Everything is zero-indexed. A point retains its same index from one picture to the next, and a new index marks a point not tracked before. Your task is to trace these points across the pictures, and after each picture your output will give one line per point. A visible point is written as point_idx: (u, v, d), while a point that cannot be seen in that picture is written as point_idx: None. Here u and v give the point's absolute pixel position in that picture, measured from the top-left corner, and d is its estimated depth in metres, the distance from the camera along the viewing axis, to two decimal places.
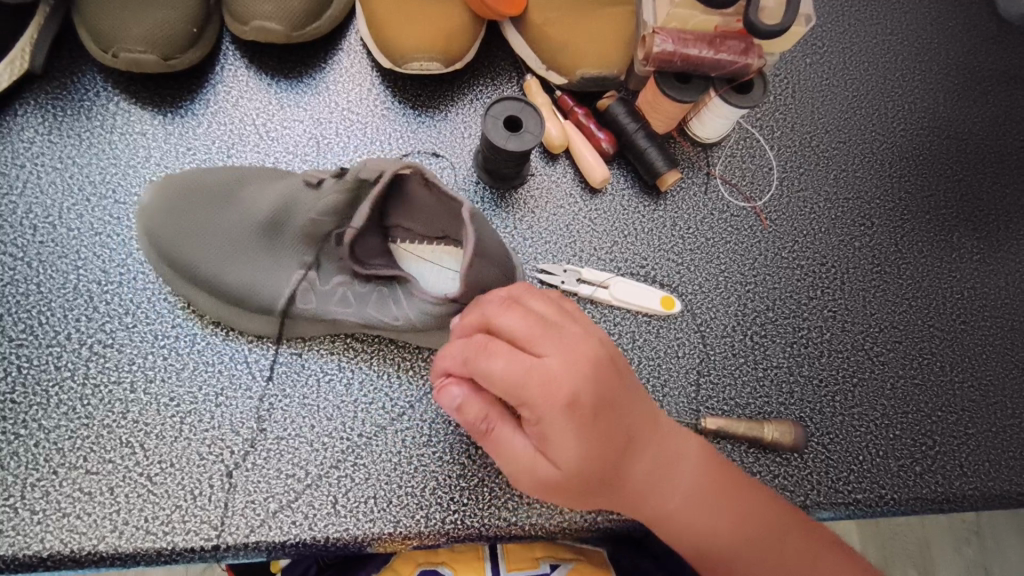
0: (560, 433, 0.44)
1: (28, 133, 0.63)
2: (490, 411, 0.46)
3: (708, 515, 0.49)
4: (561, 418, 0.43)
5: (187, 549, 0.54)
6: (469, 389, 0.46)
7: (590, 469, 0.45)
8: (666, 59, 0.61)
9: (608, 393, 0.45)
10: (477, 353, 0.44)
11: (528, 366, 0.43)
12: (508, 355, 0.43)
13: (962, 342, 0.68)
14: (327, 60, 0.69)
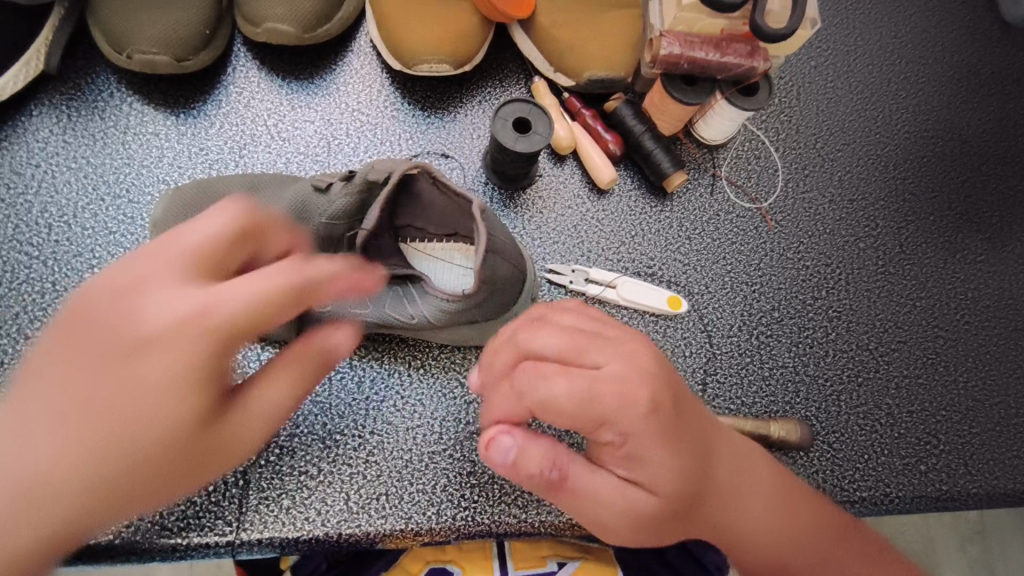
0: (647, 446, 0.42)
1: (43, 134, 0.64)
2: (554, 453, 0.44)
3: (790, 516, 0.48)
4: (644, 429, 0.42)
5: (202, 545, 0.55)
6: (523, 437, 0.44)
7: (683, 486, 0.44)
8: (672, 62, 0.62)
9: (676, 392, 0.44)
10: (536, 379, 0.43)
11: (591, 379, 0.42)
12: (566, 376, 0.42)
13: (966, 342, 0.69)
14: (338, 62, 0.70)
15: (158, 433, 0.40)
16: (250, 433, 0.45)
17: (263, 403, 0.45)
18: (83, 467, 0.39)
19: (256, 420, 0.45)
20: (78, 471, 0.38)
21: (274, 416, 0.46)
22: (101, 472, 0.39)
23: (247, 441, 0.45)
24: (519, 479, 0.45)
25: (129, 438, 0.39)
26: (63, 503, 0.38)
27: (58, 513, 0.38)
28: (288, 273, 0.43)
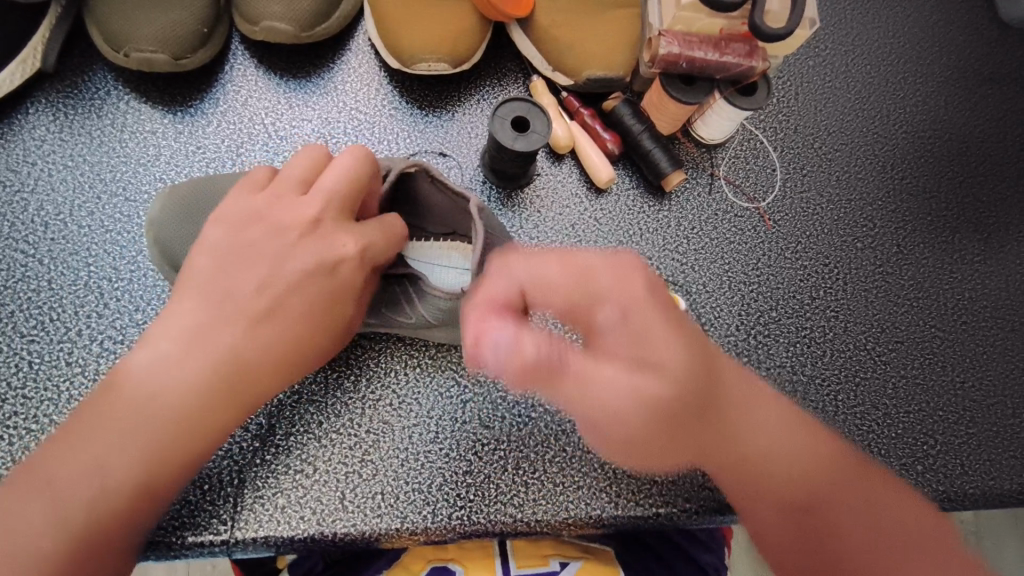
0: (637, 330, 0.47)
1: (39, 132, 0.64)
2: (542, 341, 0.45)
3: (795, 442, 0.50)
4: (630, 313, 0.48)
5: (197, 544, 0.55)
6: (513, 330, 0.45)
7: (673, 385, 0.47)
8: (671, 61, 0.62)
9: (661, 299, 0.49)
10: (531, 271, 0.49)
11: (577, 273, 0.49)
12: (557, 270, 0.49)
13: (963, 342, 0.68)
14: (335, 60, 0.70)
15: (285, 363, 0.49)
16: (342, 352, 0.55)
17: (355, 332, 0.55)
18: (229, 398, 0.47)
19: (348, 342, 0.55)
20: (224, 405, 0.47)
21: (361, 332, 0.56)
22: (240, 402, 0.48)
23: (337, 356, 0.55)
24: (506, 367, 0.46)
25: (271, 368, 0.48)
26: (213, 428, 0.47)
27: (210, 433, 0.47)
28: (398, 232, 0.53)
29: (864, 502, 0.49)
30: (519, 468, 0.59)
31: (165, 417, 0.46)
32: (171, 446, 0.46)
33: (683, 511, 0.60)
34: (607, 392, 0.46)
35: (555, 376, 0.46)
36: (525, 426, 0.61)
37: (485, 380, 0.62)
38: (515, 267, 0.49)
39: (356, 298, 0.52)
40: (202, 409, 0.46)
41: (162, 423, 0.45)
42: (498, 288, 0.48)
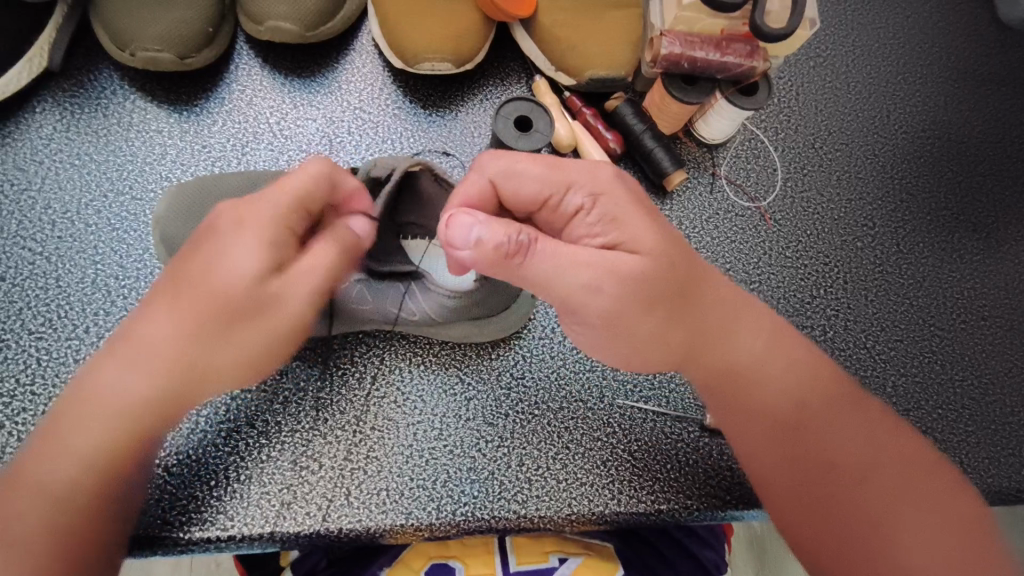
0: (617, 226, 0.50)
1: (46, 130, 0.64)
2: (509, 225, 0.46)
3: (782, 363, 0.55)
4: (609, 209, 0.50)
5: (202, 540, 0.55)
6: (483, 217, 0.47)
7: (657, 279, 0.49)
8: (673, 61, 0.63)
9: (637, 200, 0.51)
10: (507, 171, 0.51)
11: (551, 170, 0.50)
12: (533, 171, 0.51)
13: (962, 341, 0.69)
14: (339, 60, 0.70)
15: (199, 332, 0.49)
16: (279, 318, 0.51)
17: (296, 296, 0.51)
18: (145, 373, 0.49)
19: (285, 308, 0.51)
20: (141, 380, 0.49)
21: (304, 296, 0.51)
22: (157, 376, 0.50)
23: (276, 324, 0.52)
24: (478, 255, 0.47)
25: (180, 339, 0.49)
26: (129, 407, 0.49)
27: (131, 413, 0.49)
28: (305, 183, 0.50)
29: (853, 428, 0.54)
30: (522, 464, 0.60)
31: (89, 403, 0.49)
32: (99, 439, 0.48)
33: (684, 508, 0.60)
34: (578, 279, 0.48)
35: (526, 259, 0.47)
36: (528, 423, 0.61)
37: (488, 377, 0.62)
38: (487, 161, 0.51)
39: (263, 259, 0.49)
40: (126, 390, 0.49)
41: (88, 411, 0.48)
42: (473, 186, 0.51)
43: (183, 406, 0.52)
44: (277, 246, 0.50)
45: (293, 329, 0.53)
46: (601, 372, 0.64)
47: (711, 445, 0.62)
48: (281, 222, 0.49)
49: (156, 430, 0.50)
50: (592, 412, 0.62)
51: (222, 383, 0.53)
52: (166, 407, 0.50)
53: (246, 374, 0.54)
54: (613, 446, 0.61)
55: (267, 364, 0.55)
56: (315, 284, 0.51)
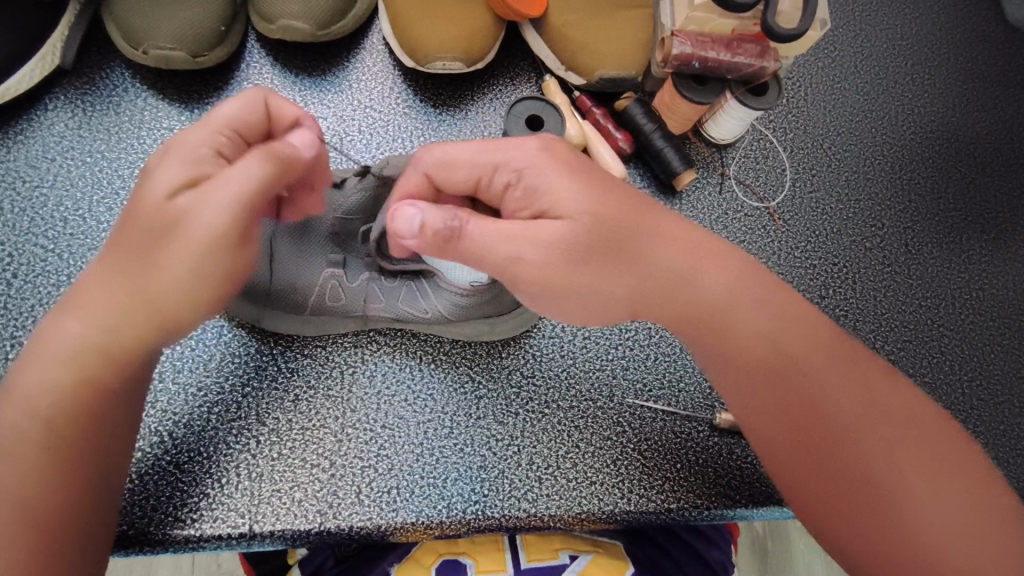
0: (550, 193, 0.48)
1: (58, 128, 0.65)
2: (445, 211, 0.47)
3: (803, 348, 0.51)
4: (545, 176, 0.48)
5: (214, 537, 0.55)
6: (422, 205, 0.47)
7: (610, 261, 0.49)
8: (684, 61, 0.62)
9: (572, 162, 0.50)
10: (440, 159, 0.50)
11: (481, 149, 0.49)
12: (464, 153, 0.49)
13: (971, 342, 0.69)
14: (350, 59, 0.70)
15: (133, 261, 0.47)
16: (200, 230, 0.46)
17: (214, 203, 0.46)
18: (83, 311, 0.47)
19: (203, 217, 0.46)
20: (80, 319, 0.46)
21: (223, 204, 0.46)
22: (96, 313, 0.47)
23: (199, 237, 0.46)
24: (421, 244, 0.48)
25: (118, 272, 0.47)
26: (67, 349, 0.46)
27: (73, 356, 0.46)
28: (229, 104, 0.49)
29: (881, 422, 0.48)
30: (532, 463, 0.60)
31: (36, 351, 0.46)
32: (43, 390, 0.45)
33: (694, 507, 0.60)
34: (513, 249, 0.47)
35: (462, 243, 0.47)
36: (538, 422, 0.61)
37: (498, 376, 0.62)
38: (420, 154, 0.51)
39: (180, 173, 0.46)
40: (77, 341, 0.46)
41: (36, 361, 0.46)
42: (409, 180, 0.51)
43: (126, 350, 0.47)
44: (197, 161, 0.47)
45: (224, 247, 0.47)
46: (611, 372, 0.64)
47: (720, 445, 0.62)
48: (199, 142, 0.47)
49: (103, 381, 0.46)
50: (602, 412, 0.62)
51: (157, 319, 0.47)
52: (106, 350, 0.46)
53: (186, 308, 0.48)
54: (623, 445, 0.61)
55: (212, 296, 0.49)
56: (230, 187, 0.46)
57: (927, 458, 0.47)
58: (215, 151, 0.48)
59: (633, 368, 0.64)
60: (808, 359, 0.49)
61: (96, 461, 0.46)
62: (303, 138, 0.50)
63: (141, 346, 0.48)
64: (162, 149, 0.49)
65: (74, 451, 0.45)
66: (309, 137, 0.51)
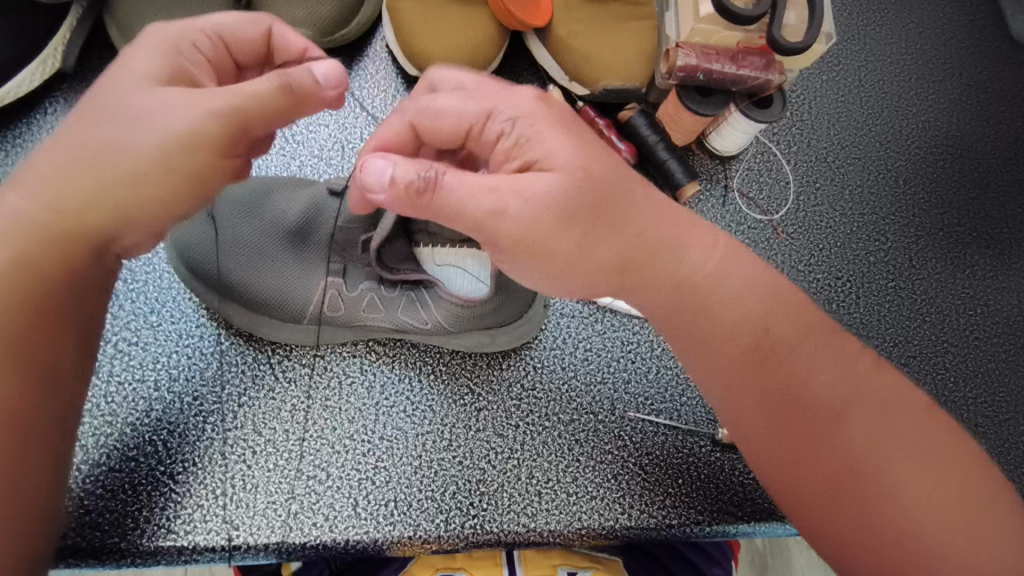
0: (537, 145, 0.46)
1: (58, 132, 0.65)
2: (421, 162, 0.44)
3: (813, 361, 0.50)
4: (533, 128, 0.46)
5: (207, 549, 0.54)
6: (397, 159, 0.45)
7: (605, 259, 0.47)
8: (689, 72, 0.62)
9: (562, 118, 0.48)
10: (426, 108, 0.48)
11: (466, 99, 0.48)
12: (450, 103, 0.48)
13: (976, 358, 0.68)
14: (353, 66, 0.70)
15: (90, 135, 0.44)
16: (173, 119, 0.43)
17: (199, 98, 0.44)
18: (33, 189, 0.44)
19: (181, 108, 0.43)
20: (30, 195, 0.43)
21: (209, 101, 0.43)
22: (44, 189, 0.43)
23: (169, 128, 0.43)
24: (394, 200, 0.45)
25: (76, 151, 0.44)
26: (13, 223, 0.43)
27: (17, 233, 0.43)
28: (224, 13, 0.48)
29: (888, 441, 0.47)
30: (532, 477, 0.59)
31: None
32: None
33: (695, 524, 0.59)
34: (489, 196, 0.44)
35: (438, 197, 0.44)
36: (538, 436, 0.60)
37: (498, 388, 0.62)
38: (405, 103, 0.50)
39: (163, 61, 0.45)
40: (20, 214, 0.43)
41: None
42: (389, 130, 0.49)
43: (73, 237, 0.44)
44: (181, 54, 0.46)
45: (197, 146, 0.44)
46: (613, 385, 0.63)
47: (723, 460, 0.61)
48: (184, 37, 0.46)
49: (44, 268, 0.43)
50: (603, 425, 0.61)
51: (107, 210, 0.44)
52: (52, 233, 0.43)
53: (141, 206, 0.45)
54: (624, 460, 0.60)
55: (172, 203, 0.45)
56: (229, 95, 0.43)
57: (940, 479, 0.46)
58: (198, 49, 0.47)
59: (635, 381, 0.63)
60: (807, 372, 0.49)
61: (23, 477, 0.42)
62: (332, 69, 0.46)
63: (90, 239, 0.45)
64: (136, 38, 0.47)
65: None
66: (337, 72, 0.46)
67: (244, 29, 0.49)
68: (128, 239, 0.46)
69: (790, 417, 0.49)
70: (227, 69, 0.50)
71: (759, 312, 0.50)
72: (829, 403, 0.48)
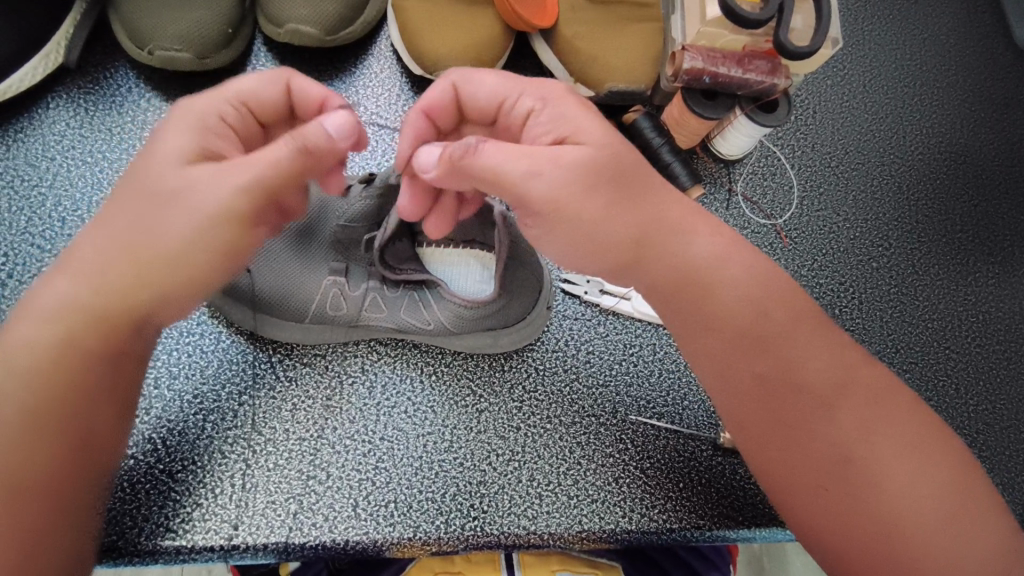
0: (574, 121, 0.47)
1: (59, 127, 0.64)
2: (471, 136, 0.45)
3: (817, 369, 0.49)
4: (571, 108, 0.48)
5: (206, 548, 0.54)
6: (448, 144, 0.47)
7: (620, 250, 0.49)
8: (694, 75, 0.61)
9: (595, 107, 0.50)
10: (470, 77, 0.50)
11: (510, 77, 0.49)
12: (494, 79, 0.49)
13: (977, 365, 0.68)
14: (357, 65, 0.70)
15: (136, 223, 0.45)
16: (209, 200, 0.44)
17: (228, 174, 0.44)
18: (75, 272, 0.45)
19: (210, 187, 0.44)
20: (77, 279, 0.45)
21: (239, 177, 0.44)
22: (88, 273, 0.45)
23: (207, 210, 0.44)
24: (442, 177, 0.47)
25: (116, 237, 0.45)
26: (61, 307, 0.45)
27: (65, 314, 0.45)
28: (243, 78, 0.49)
29: (891, 449, 0.47)
30: (533, 479, 0.59)
31: (31, 302, 0.45)
32: (30, 343, 0.44)
33: (696, 528, 0.59)
34: (523, 162, 0.45)
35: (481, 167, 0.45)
36: (539, 437, 0.60)
37: (500, 390, 0.61)
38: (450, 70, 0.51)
39: (191, 140, 0.46)
40: (68, 295, 0.45)
41: (29, 317, 0.45)
42: (433, 94, 0.50)
43: (114, 317, 0.45)
44: (208, 129, 0.47)
45: (231, 222, 0.45)
46: (614, 388, 0.63)
47: (724, 465, 0.61)
48: (208, 110, 0.47)
49: (89, 345, 0.45)
50: (605, 428, 0.61)
51: (148, 290, 0.45)
52: (97, 314, 0.45)
53: (185, 284, 0.46)
54: (625, 463, 0.60)
55: (209, 273, 0.47)
56: (252, 168, 0.44)
57: (938, 487, 0.47)
58: (223, 119, 0.48)
59: (637, 385, 0.63)
60: (808, 379, 0.49)
61: (47, 513, 0.43)
62: (341, 119, 0.45)
63: (132, 317, 0.46)
64: (166, 116, 0.48)
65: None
66: (348, 121, 0.45)
67: (262, 91, 0.49)
68: (172, 309, 0.48)
69: (792, 423, 0.49)
70: (253, 132, 0.51)
71: (762, 318, 0.50)
72: (833, 409, 0.48)
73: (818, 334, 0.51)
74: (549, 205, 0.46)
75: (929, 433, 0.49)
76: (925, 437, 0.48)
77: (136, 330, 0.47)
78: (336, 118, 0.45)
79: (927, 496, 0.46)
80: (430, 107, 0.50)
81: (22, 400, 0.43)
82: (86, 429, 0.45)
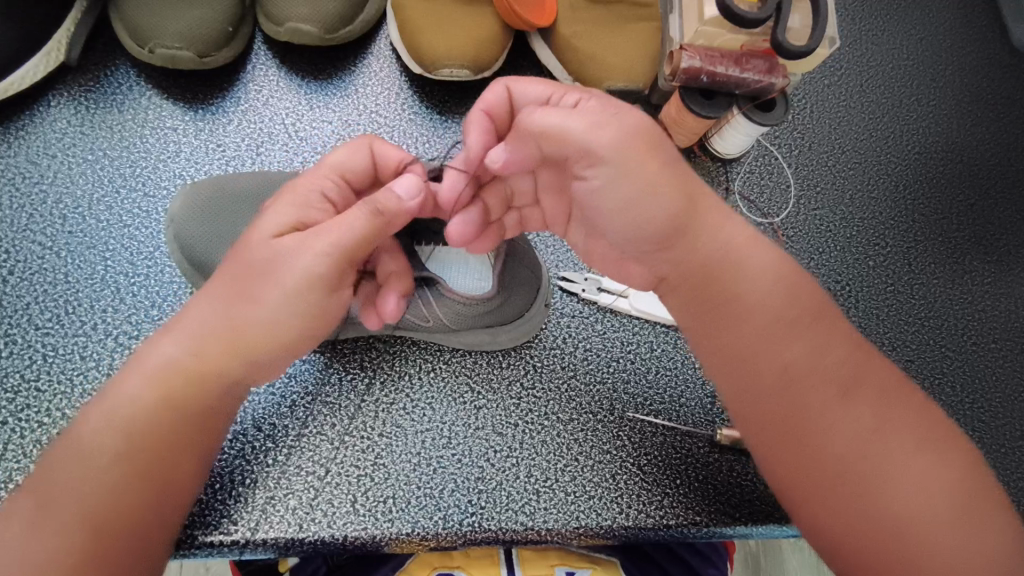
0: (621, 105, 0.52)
1: (61, 124, 0.65)
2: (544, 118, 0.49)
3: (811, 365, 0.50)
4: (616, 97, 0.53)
5: (206, 544, 0.54)
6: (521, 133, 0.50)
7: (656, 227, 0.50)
8: (692, 75, 0.62)
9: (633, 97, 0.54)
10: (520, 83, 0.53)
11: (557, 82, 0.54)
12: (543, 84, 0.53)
13: (973, 363, 0.69)
14: (357, 64, 0.70)
15: (235, 292, 0.48)
16: (299, 269, 0.47)
17: (315, 243, 0.47)
18: (180, 334, 0.49)
19: (300, 256, 0.47)
20: (180, 341, 0.48)
21: (326, 246, 0.47)
22: (189, 336, 0.49)
23: (296, 278, 0.47)
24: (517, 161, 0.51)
25: (216, 303, 0.49)
26: (163, 366, 0.48)
27: (167, 371, 0.48)
28: (336, 152, 0.52)
29: (884, 446, 0.48)
30: (531, 475, 0.59)
31: (139, 359, 0.49)
32: (131, 394, 0.47)
33: (693, 525, 0.59)
34: (587, 121, 0.48)
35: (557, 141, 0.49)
36: (537, 434, 0.60)
37: (499, 387, 0.62)
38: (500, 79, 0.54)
39: (291, 215, 0.50)
40: (171, 356, 0.48)
41: (134, 371, 0.48)
42: (490, 99, 0.53)
43: (208, 378, 0.48)
44: (307, 205, 0.50)
45: (316, 290, 0.48)
46: (611, 385, 0.63)
47: (720, 461, 0.62)
48: (311, 187, 0.51)
49: (187, 401, 0.48)
50: (602, 425, 0.62)
51: (241, 352, 0.48)
52: (194, 375, 0.48)
53: (274, 347, 0.49)
54: (622, 460, 0.60)
55: (295, 337, 0.50)
56: (337, 237, 0.47)
57: (931, 483, 0.47)
58: (323, 196, 0.51)
59: (635, 381, 0.64)
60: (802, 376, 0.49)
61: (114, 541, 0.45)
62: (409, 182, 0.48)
63: (224, 377, 0.49)
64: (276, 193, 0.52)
65: (53, 557, 0.43)
66: (415, 183, 0.48)
67: (356, 163, 0.52)
68: (261, 371, 0.51)
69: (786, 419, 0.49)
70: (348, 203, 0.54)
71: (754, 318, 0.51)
72: (826, 406, 0.49)
73: (813, 331, 0.51)
74: (615, 154, 0.48)
75: (924, 430, 0.49)
76: (920, 434, 0.49)
77: (229, 389, 0.50)
78: (404, 180, 0.48)
79: (919, 491, 0.47)
80: (488, 108, 0.53)
81: (119, 448, 0.46)
82: (177, 471, 0.48)
